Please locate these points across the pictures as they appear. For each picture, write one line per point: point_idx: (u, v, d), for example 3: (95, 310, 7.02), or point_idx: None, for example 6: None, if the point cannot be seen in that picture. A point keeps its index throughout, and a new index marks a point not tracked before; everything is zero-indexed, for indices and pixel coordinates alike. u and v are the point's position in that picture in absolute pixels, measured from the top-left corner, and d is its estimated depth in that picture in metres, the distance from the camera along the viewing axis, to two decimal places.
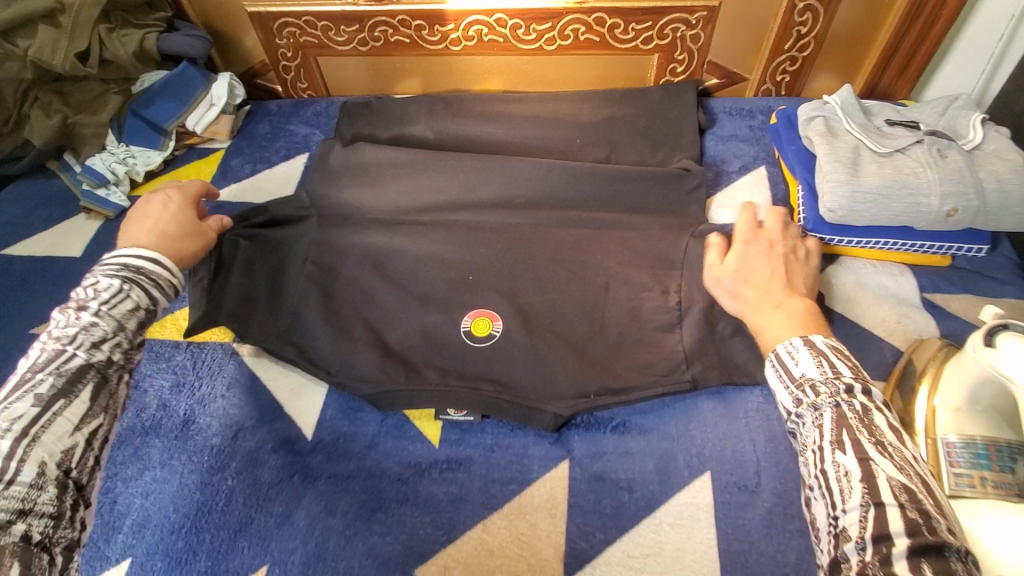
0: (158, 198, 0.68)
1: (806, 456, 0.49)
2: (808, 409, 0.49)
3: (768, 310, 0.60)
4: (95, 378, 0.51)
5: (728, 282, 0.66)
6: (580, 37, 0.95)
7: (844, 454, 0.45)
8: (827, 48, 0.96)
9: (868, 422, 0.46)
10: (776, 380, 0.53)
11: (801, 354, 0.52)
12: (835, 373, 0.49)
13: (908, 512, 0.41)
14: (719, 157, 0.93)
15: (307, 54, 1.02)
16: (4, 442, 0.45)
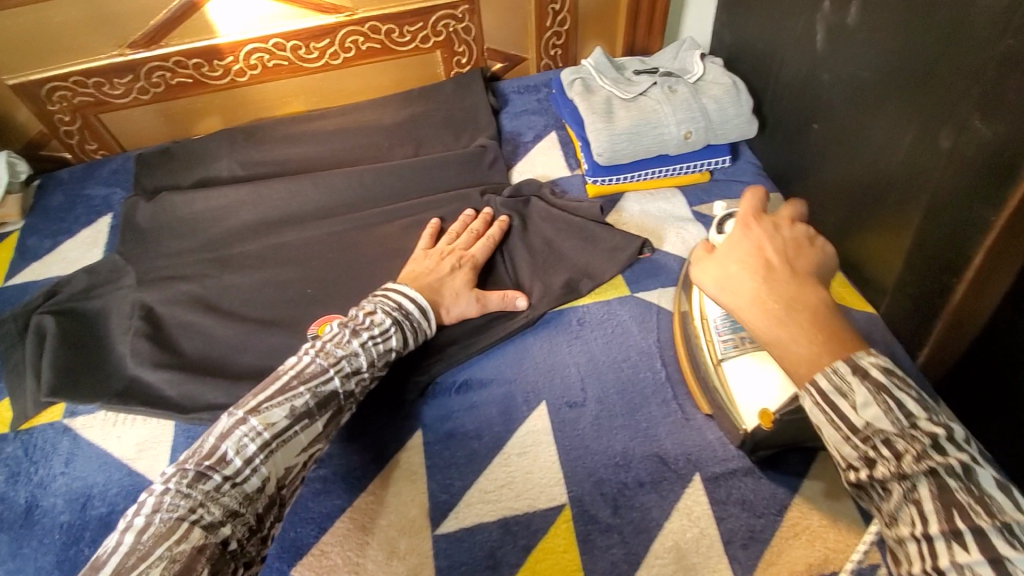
0: (450, 261, 0.77)
1: (906, 548, 0.35)
2: (891, 479, 0.36)
3: (764, 312, 0.43)
4: (333, 408, 0.60)
5: (722, 274, 0.46)
6: (362, 47, 1.01)
7: (969, 555, 0.32)
8: (583, 19, 1.09)
9: (973, 489, 0.33)
10: (824, 424, 0.39)
11: (857, 393, 0.38)
12: (912, 424, 0.36)
13: None
14: (516, 131, 1.03)
15: (86, 114, 0.98)
16: (253, 446, 0.53)
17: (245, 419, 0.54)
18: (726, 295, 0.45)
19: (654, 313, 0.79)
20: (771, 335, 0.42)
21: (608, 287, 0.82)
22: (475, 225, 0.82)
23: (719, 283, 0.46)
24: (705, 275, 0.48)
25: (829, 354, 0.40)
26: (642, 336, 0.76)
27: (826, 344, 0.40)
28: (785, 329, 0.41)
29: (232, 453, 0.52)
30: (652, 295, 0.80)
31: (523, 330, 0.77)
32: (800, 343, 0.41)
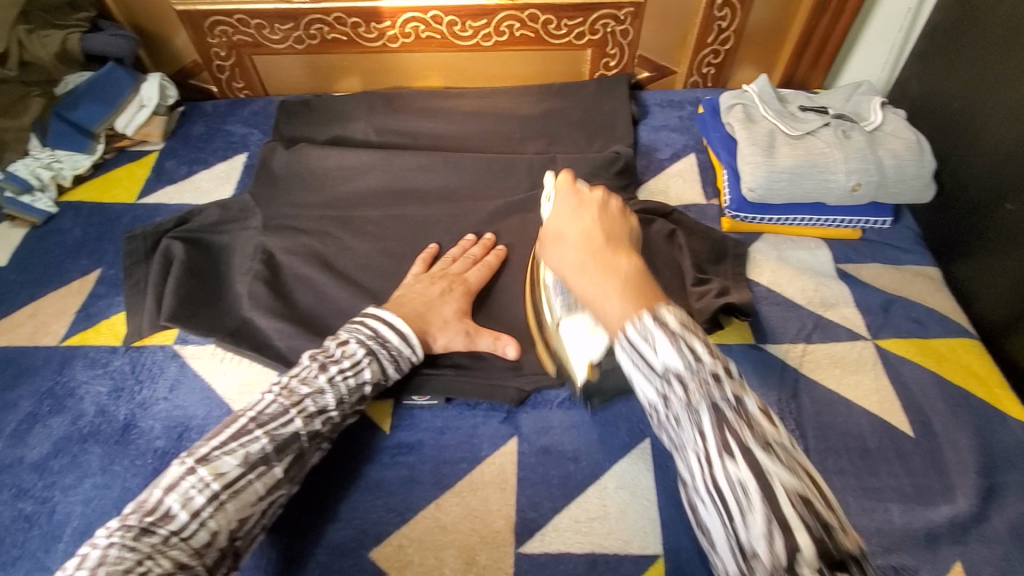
0: (439, 287, 0.71)
1: (686, 456, 0.44)
2: (689, 412, 0.43)
3: (592, 280, 0.51)
4: (295, 452, 0.57)
5: (565, 251, 0.55)
6: (516, 33, 0.98)
7: (737, 465, 0.41)
8: (746, 42, 1.03)
9: (745, 418, 0.42)
10: (635, 372, 0.46)
11: (657, 339, 0.44)
12: (697, 358, 0.43)
13: (803, 515, 0.39)
14: (653, 145, 0.98)
15: (241, 53, 1.01)
16: (201, 498, 0.51)
17: (193, 469, 0.52)
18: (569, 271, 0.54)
19: (778, 368, 0.72)
20: (596, 297, 0.50)
21: (729, 332, 0.76)
22: (475, 251, 0.77)
23: (568, 260, 0.54)
24: (554, 257, 0.56)
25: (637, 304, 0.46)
26: (763, 394, 0.70)
27: (630, 298, 0.47)
28: (607, 286, 0.49)
29: (177, 506, 0.50)
30: (779, 348, 0.74)
31: None
32: (615, 298, 0.48)
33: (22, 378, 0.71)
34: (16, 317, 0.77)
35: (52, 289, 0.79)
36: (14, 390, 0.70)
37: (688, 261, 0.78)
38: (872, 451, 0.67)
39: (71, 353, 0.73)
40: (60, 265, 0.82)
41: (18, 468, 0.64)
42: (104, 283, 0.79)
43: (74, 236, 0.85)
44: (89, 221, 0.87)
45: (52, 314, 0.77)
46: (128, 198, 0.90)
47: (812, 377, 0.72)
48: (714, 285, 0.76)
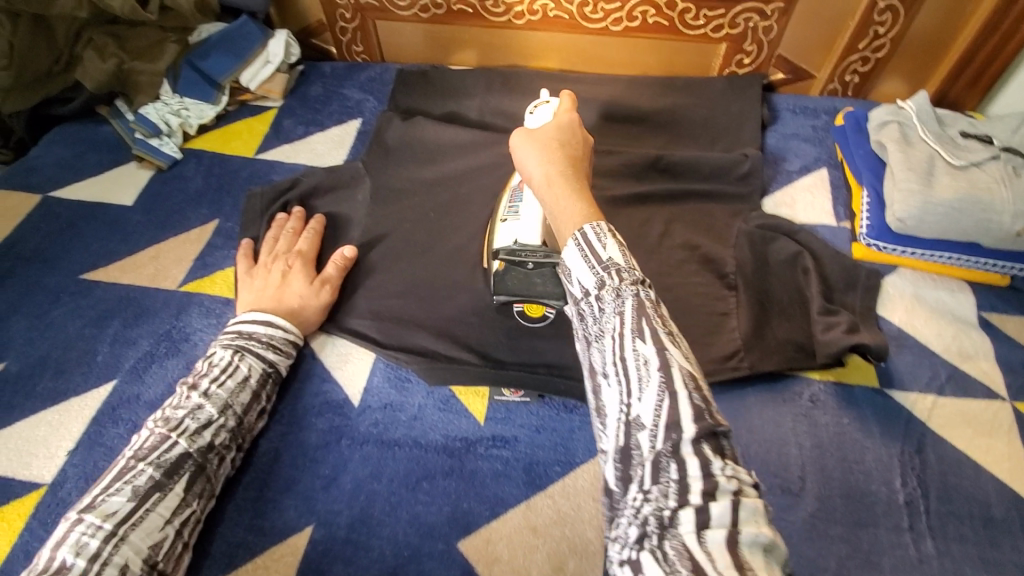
0: (278, 266, 0.72)
1: (602, 341, 0.48)
2: (630, 286, 0.48)
3: (562, 187, 0.57)
4: (191, 467, 0.57)
5: (544, 152, 0.60)
6: (649, 20, 0.93)
7: (644, 343, 0.44)
8: (901, 53, 0.93)
9: (658, 311, 0.47)
10: (578, 259, 0.50)
11: (608, 241, 0.50)
12: (634, 265, 0.49)
13: (694, 397, 0.42)
14: (781, 154, 0.91)
15: (365, 16, 1.00)
16: (94, 542, 0.50)
17: (80, 518, 0.51)
18: (545, 177, 0.59)
19: (903, 418, 0.67)
20: (554, 201, 0.57)
21: (851, 370, 0.70)
22: (290, 224, 0.78)
23: (536, 183, 0.59)
24: (528, 158, 0.61)
25: (588, 219, 0.53)
26: (883, 444, 0.65)
27: (581, 203, 0.55)
28: (569, 198, 0.56)
29: (71, 556, 0.49)
30: (907, 396, 0.68)
31: (742, 384, 0.69)
32: (570, 202, 0.55)
33: (144, 317, 0.74)
34: (140, 257, 0.80)
35: (174, 234, 0.82)
36: (135, 327, 0.73)
37: (814, 288, 0.72)
38: (1000, 524, 0.60)
39: (188, 299, 0.75)
40: (183, 211, 0.85)
41: (135, 404, 0.67)
42: (220, 235, 0.82)
43: (196, 183, 0.88)
44: (210, 171, 0.89)
45: (172, 258, 0.80)
46: (246, 151, 0.92)
47: (940, 433, 0.66)
48: (843, 318, 0.70)
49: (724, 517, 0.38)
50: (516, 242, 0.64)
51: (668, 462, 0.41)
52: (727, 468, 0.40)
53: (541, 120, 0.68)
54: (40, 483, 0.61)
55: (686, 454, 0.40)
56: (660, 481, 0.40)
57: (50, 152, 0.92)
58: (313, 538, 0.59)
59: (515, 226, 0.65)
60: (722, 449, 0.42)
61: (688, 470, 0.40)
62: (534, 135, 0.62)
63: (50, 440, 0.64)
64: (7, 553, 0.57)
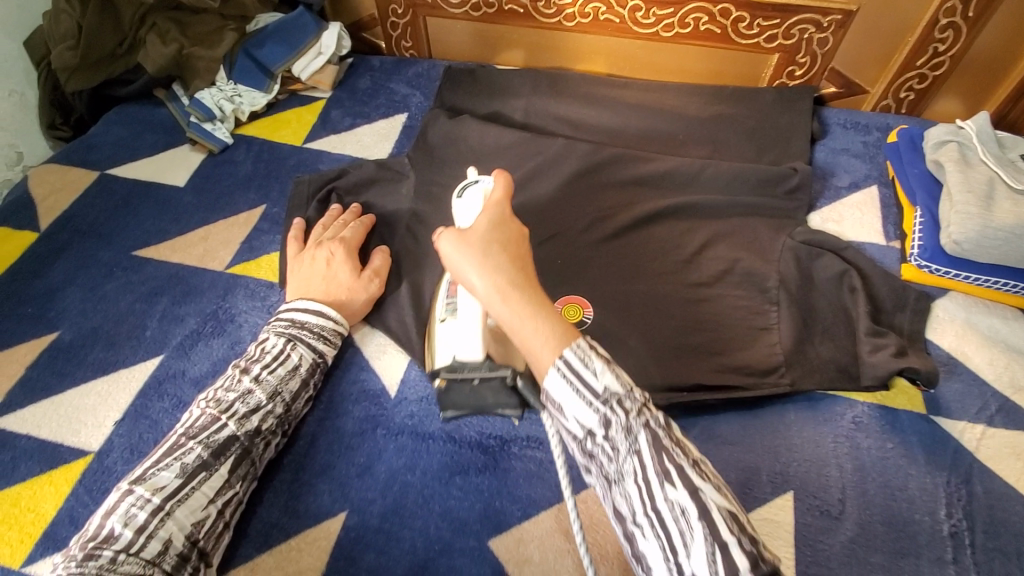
0: (323, 254, 0.73)
1: (624, 485, 0.45)
2: (635, 422, 0.45)
3: (520, 307, 0.49)
4: (237, 451, 0.58)
5: (485, 263, 0.50)
6: (701, 27, 0.92)
7: (674, 488, 0.43)
8: (961, 71, 0.90)
9: (675, 443, 0.45)
10: (571, 394, 0.46)
11: (596, 363, 0.46)
12: (632, 386, 0.47)
13: (743, 542, 0.41)
14: (830, 169, 0.89)
15: (417, 12, 1.02)
16: (143, 514, 0.51)
17: (130, 489, 0.52)
18: (492, 288, 0.49)
19: (950, 447, 0.65)
20: (513, 322, 0.49)
21: (896, 394, 0.68)
22: (342, 218, 0.79)
23: (484, 300, 0.50)
24: (467, 273, 0.50)
25: (567, 335, 0.48)
26: (927, 472, 0.63)
27: (554, 326, 0.48)
28: (530, 317, 0.48)
29: (120, 526, 0.50)
30: (955, 424, 0.66)
31: (783, 401, 0.68)
32: (534, 324, 0.48)
33: (191, 296, 0.76)
34: (189, 238, 0.82)
35: (223, 217, 0.84)
36: (182, 306, 0.75)
37: (861, 308, 0.70)
38: None
39: (234, 281, 0.77)
40: (232, 195, 0.87)
41: (181, 380, 0.68)
42: (267, 220, 0.84)
43: (246, 168, 0.90)
44: (260, 157, 0.91)
45: (220, 241, 0.81)
46: (295, 140, 0.94)
47: (985, 464, 0.64)
48: (891, 340, 0.68)
49: None
50: (454, 358, 0.64)
51: None
52: None
53: (471, 215, 0.64)
54: (87, 451, 0.63)
55: None
56: None
57: (109, 131, 0.95)
58: (346, 524, 0.60)
59: (453, 329, 0.65)
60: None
61: None
62: (467, 238, 0.52)
63: (99, 410, 0.66)
64: (53, 516, 0.59)
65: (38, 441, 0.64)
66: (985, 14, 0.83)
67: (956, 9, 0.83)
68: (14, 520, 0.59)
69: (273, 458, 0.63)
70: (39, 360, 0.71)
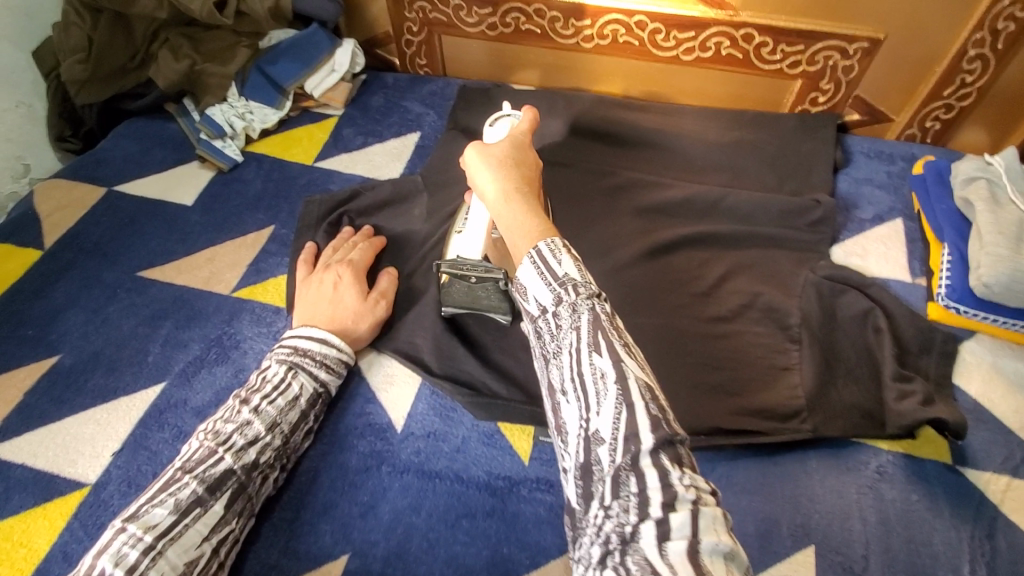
0: (330, 277, 0.71)
1: (561, 358, 0.48)
2: (586, 300, 0.47)
3: (518, 206, 0.56)
4: (234, 485, 0.56)
5: (498, 170, 0.60)
6: (722, 52, 0.90)
7: (600, 356, 0.45)
8: (990, 102, 0.87)
9: (615, 323, 0.47)
10: (534, 279, 0.50)
11: (563, 255, 0.50)
12: (588, 278, 0.49)
13: (651, 408, 0.43)
14: (853, 201, 0.86)
15: (432, 31, 1.00)
16: (134, 553, 0.49)
17: (123, 527, 0.50)
18: (499, 192, 0.58)
19: (980, 502, 0.62)
20: (507, 217, 0.56)
21: (922, 443, 0.65)
22: (351, 239, 0.77)
23: (490, 206, 0.58)
24: (482, 177, 0.60)
25: (544, 233, 0.53)
26: (955, 529, 0.60)
27: (539, 222, 0.54)
28: (525, 214, 0.55)
29: (109, 565, 0.48)
30: (984, 477, 0.63)
31: (803, 447, 0.66)
32: (524, 219, 0.55)
33: (195, 320, 0.74)
34: (196, 259, 0.80)
35: (230, 237, 0.83)
36: (186, 330, 0.73)
37: (886, 351, 0.68)
38: None
39: (239, 305, 0.76)
40: (240, 214, 0.85)
41: (182, 410, 0.67)
42: (275, 241, 0.82)
43: (255, 187, 0.89)
44: (269, 176, 0.90)
45: (227, 262, 0.80)
46: (305, 159, 0.92)
47: (1016, 521, 0.61)
48: (918, 387, 0.65)
49: (685, 527, 0.38)
50: (456, 258, 0.65)
51: (627, 477, 0.41)
52: (685, 479, 0.41)
53: (496, 141, 0.69)
54: (83, 483, 0.62)
55: (645, 466, 0.41)
56: (620, 496, 0.41)
57: (119, 146, 0.94)
58: (347, 567, 0.58)
59: (458, 241, 0.67)
60: (675, 457, 0.42)
61: (648, 482, 0.40)
62: (489, 151, 0.61)
63: (97, 439, 0.65)
64: (46, 552, 0.58)
65: (34, 471, 0.63)
66: (1017, 46, 0.80)
67: (985, 40, 0.81)
68: (6, 555, 0.57)
69: (270, 493, 0.61)
70: (39, 383, 0.69)
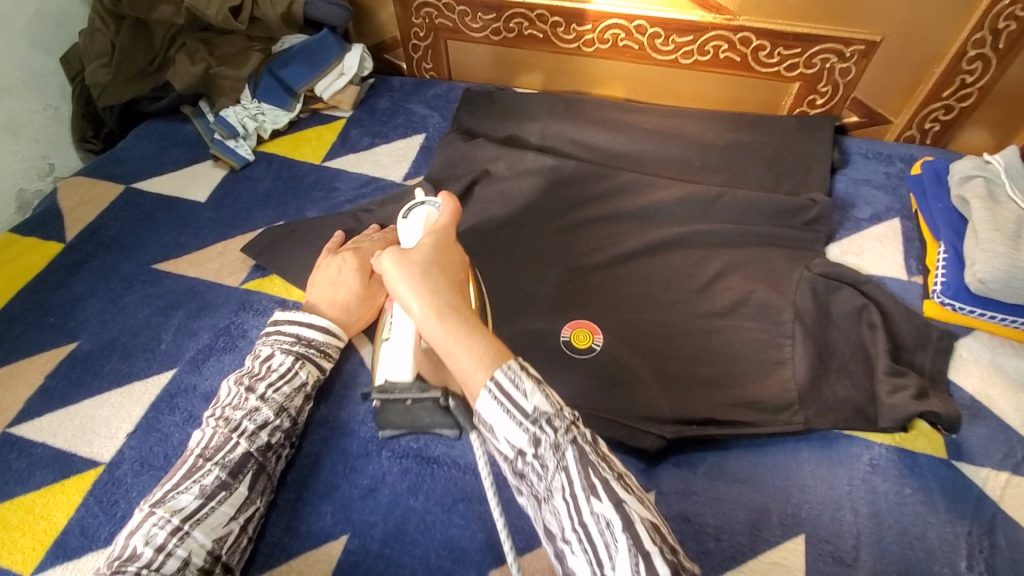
0: (337, 262, 0.73)
1: (553, 503, 0.45)
2: (565, 441, 0.45)
3: (453, 329, 0.47)
4: (253, 468, 0.59)
5: (421, 283, 0.49)
6: (721, 55, 0.92)
7: (600, 501, 0.43)
8: (989, 103, 0.88)
9: (602, 457, 0.45)
10: (501, 413, 0.45)
11: (525, 381, 0.45)
12: (562, 403, 0.46)
13: (664, 553, 0.42)
14: (850, 199, 0.87)
15: (438, 36, 1.03)
16: (162, 534, 0.51)
17: (152, 511, 0.52)
18: (427, 311, 0.48)
19: (973, 495, 0.62)
20: (446, 347, 0.47)
21: (917, 437, 0.66)
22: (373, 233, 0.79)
23: (420, 324, 0.49)
24: (402, 290, 0.49)
25: (497, 355, 0.47)
26: (948, 521, 0.60)
27: (489, 343, 0.47)
28: (467, 338, 0.47)
29: (141, 546, 0.50)
30: (977, 471, 0.63)
31: (797, 439, 0.66)
32: (467, 346, 0.47)
33: (206, 310, 0.77)
34: (207, 253, 0.83)
35: (240, 233, 0.86)
36: (196, 320, 0.76)
37: (880, 346, 0.68)
38: None
39: (247, 297, 0.78)
40: (251, 211, 0.88)
41: (191, 395, 0.69)
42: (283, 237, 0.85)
43: (265, 185, 0.92)
44: (279, 175, 0.93)
45: (236, 255, 0.83)
46: (314, 158, 0.95)
47: (1013, 516, 0.61)
48: (911, 381, 0.66)
49: None
50: (386, 379, 0.60)
51: None
52: None
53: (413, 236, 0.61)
54: (98, 462, 0.64)
55: None
56: None
57: (136, 146, 0.98)
58: (347, 548, 0.59)
59: (387, 353, 0.61)
60: None
61: None
62: (408, 259, 0.50)
63: (112, 421, 0.67)
64: (63, 525, 0.60)
65: (53, 450, 0.65)
66: (1017, 47, 0.81)
67: (985, 41, 0.81)
68: (28, 526, 0.60)
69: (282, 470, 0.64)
70: (56, 369, 0.72)
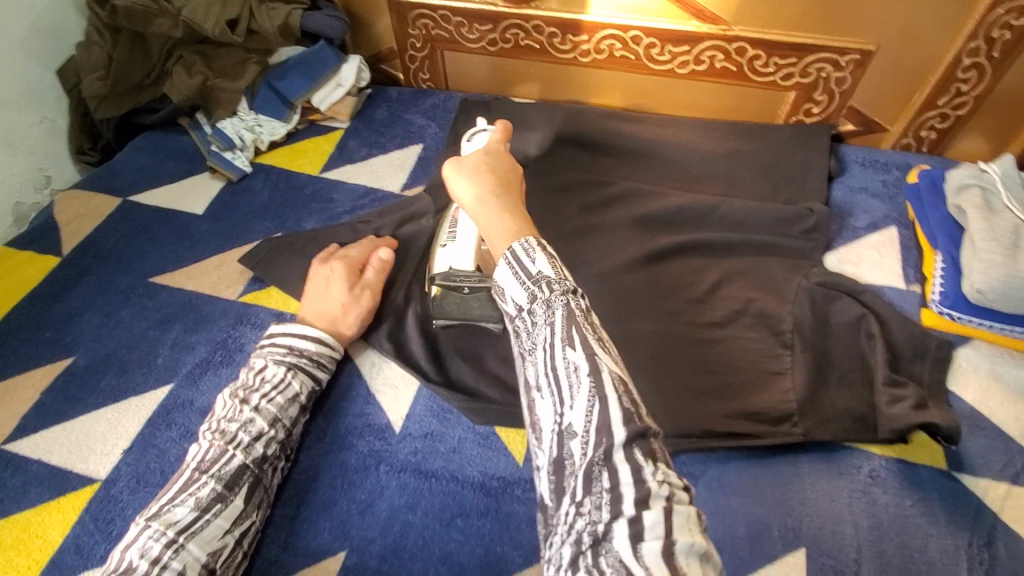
0: (325, 273, 0.74)
1: (535, 354, 0.52)
2: (563, 295, 0.51)
3: (495, 206, 0.60)
4: (249, 480, 0.58)
5: (475, 177, 0.62)
6: (717, 65, 0.92)
7: (574, 350, 0.48)
8: (984, 111, 0.88)
9: (588, 317, 0.50)
10: (511, 278, 0.54)
11: (537, 255, 0.54)
12: (564, 275, 0.53)
13: (622, 398, 0.46)
14: (847, 208, 0.87)
15: (435, 46, 1.04)
16: (157, 547, 0.51)
17: (147, 524, 0.53)
18: (476, 197, 0.61)
19: (974, 507, 0.62)
20: (484, 220, 0.60)
21: (916, 448, 0.66)
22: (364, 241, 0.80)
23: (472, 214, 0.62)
24: (459, 183, 0.62)
25: (521, 233, 0.57)
26: (950, 533, 0.60)
27: (516, 224, 0.58)
28: (500, 217, 0.59)
29: (136, 559, 0.51)
30: (978, 483, 0.63)
31: (796, 450, 0.66)
32: (501, 220, 0.58)
33: (203, 323, 0.77)
34: (205, 265, 0.83)
35: (237, 245, 0.85)
36: (194, 333, 0.76)
37: (878, 356, 0.68)
38: None
39: (245, 309, 0.78)
40: (248, 223, 0.88)
41: (188, 410, 0.69)
42: None
43: (263, 197, 0.92)
44: (276, 187, 0.93)
45: (234, 267, 0.83)
46: (312, 170, 0.95)
47: (1015, 528, 0.60)
48: (911, 392, 0.66)
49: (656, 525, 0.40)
50: (450, 268, 0.70)
51: (601, 472, 0.44)
52: (658, 474, 0.43)
53: None
54: (95, 479, 0.64)
55: (618, 461, 0.43)
56: (592, 493, 0.44)
57: (133, 158, 0.98)
58: (345, 564, 0.59)
59: (450, 252, 0.72)
60: (649, 452, 0.44)
61: (620, 477, 0.43)
62: (463, 163, 0.64)
63: (109, 438, 0.67)
64: (60, 544, 0.60)
65: (49, 467, 0.65)
66: (1012, 55, 0.81)
67: (980, 50, 0.82)
68: (24, 545, 0.60)
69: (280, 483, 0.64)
70: (53, 385, 0.72)
